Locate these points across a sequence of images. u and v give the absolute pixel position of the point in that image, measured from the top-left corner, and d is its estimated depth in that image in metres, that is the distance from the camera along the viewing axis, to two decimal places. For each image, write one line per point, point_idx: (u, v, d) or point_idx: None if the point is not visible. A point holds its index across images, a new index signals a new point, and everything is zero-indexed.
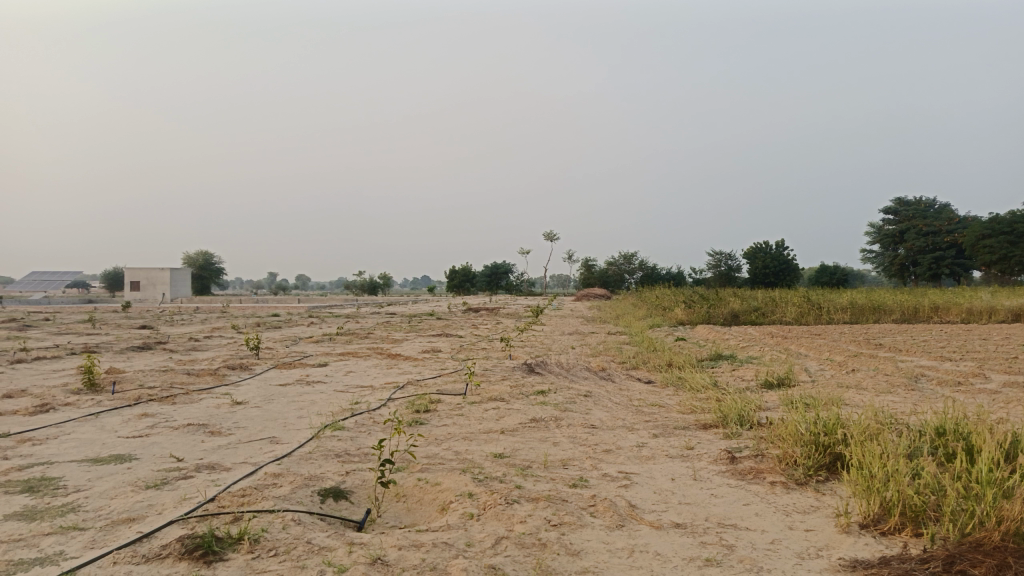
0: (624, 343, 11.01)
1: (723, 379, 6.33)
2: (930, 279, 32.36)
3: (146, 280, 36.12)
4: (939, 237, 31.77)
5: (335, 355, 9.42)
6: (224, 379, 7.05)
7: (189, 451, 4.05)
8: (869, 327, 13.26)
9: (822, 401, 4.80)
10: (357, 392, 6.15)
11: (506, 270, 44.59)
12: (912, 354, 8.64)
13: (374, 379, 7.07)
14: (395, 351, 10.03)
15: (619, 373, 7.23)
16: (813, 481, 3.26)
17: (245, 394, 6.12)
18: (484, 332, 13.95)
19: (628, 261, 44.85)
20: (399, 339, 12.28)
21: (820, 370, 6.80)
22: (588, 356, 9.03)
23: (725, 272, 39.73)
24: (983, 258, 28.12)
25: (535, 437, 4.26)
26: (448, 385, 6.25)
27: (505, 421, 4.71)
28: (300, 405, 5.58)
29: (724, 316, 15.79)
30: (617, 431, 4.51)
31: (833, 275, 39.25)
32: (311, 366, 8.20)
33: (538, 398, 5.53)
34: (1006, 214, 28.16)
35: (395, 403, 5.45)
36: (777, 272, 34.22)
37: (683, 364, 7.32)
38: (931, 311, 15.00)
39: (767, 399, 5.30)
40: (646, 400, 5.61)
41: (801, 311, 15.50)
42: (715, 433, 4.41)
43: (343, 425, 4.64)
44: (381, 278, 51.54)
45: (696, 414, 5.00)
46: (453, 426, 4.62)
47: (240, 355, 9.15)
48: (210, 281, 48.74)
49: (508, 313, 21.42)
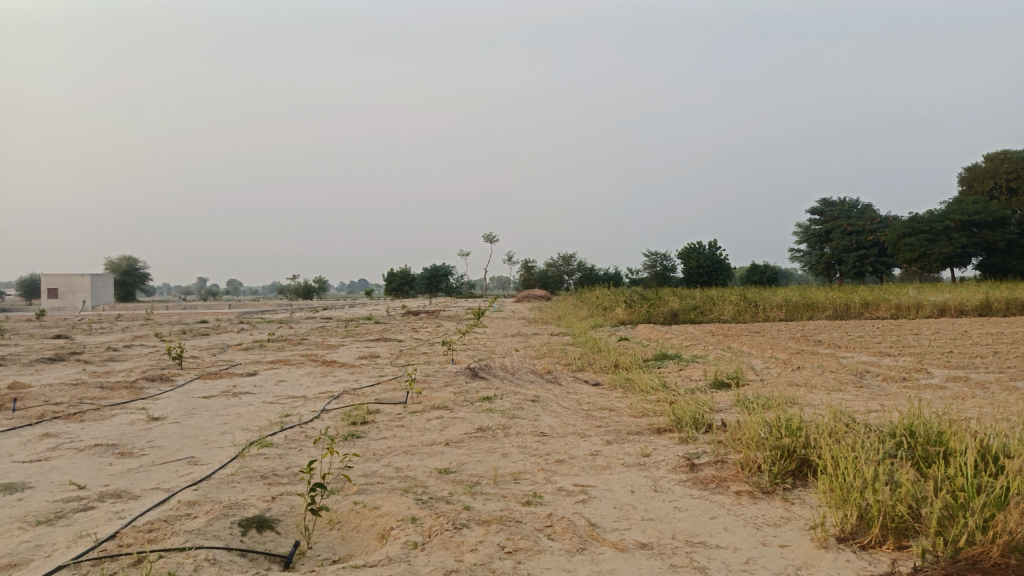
0: (567, 344, 10.82)
1: (672, 380, 6.17)
2: (855, 276, 33.47)
3: (65, 287, 34.24)
4: (863, 236, 32.91)
5: (267, 363, 8.91)
6: (141, 393, 6.50)
7: (93, 477, 3.59)
8: (805, 324, 13.44)
9: (777, 402, 4.65)
10: (288, 404, 5.73)
11: (444, 272, 44.15)
12: (852, 350, 8.69)
13: (308, 388, 6.64)
14: (331, 357, 9.58)
15: (565, 376, 7.01)
16: (781, 489, 3.07)
17: (163, 409, 5.62)
18: (424, 335, 13.57)
19: (567, 262, 44.97)
20: (335, 345, 11.78)
21: (767, 368, 6.71)
22: (532, 358, 8.79)
23: (661, 272, 40.25)
24: (904, 256, 29.20)
25: (482, 449, 3.97)
26: (387, 393, 5.89)
27: (450, 432, 4.39)
28: (225, 420, 5.13)
29: (664, 315, 15.82)
30: (569, 438, 4.26)
31: (765, 274, 40.23)
32: (239, 375, 7.68)
33: (483, 405, 5.24)
34: (924, 214, 29.33)
35: (330, 415, 5.07)
36: (711, 272, 34.85)
37: (630, 364, 7.14)
38: (862, 307, 15.35)
39: (720, 400, 5.14)
40: (595, 404, 5.38)
41: (739, 309, 15.66)
42: (670, 438, 4.19)
43: (270, 442, 4.23)
44: (317, 282, 50.28)
45: (648, 418, 4.79)
46: (393, 439, 4.27)
47: (163, 365, 8.54)
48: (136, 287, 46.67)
49: (447, 315, 21.05)
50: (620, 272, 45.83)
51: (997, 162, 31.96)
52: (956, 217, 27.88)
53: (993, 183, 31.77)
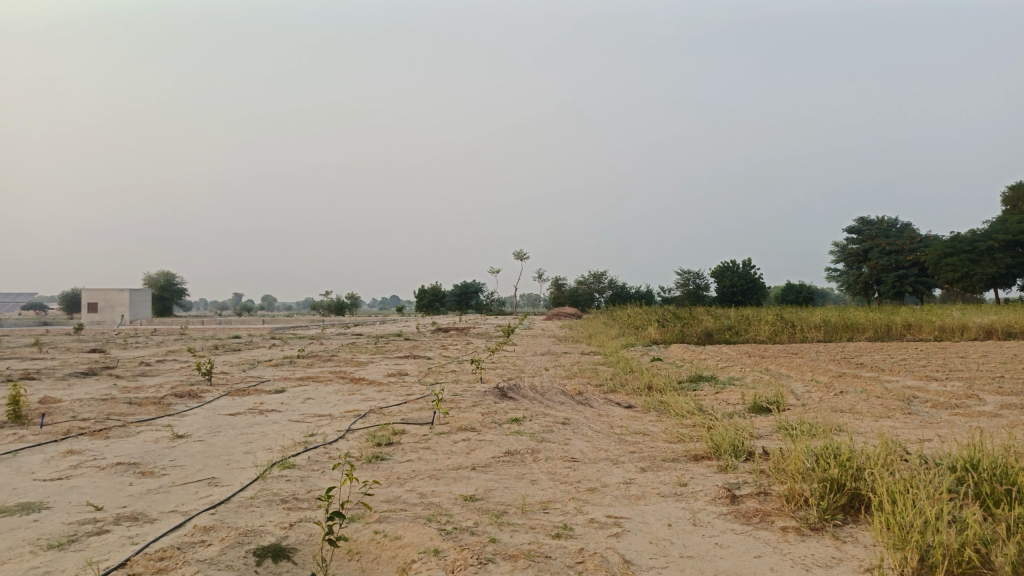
0: (599, 364, 10.61)
1: (709, 403, 5.94)
2: (894, 296, 32.65)
3: (104, 302, 34.87)
4: (902, 256, 32.12)
5: (295, 380, 8.86)
6: (169, 409, 6.46)
7: (112, 498, 3.50)
8: (844, 346, 13.03)
9: (821, 430, 4.41)
10: (314, 423, 5.63)
11: (475, 289, 44.15)
12: (896, 374, 8.35)
13: (334, 406, 6.55)
14: (359, 375, 9.49)
15: (597, 397, 6.82)
16: (831, 526, 2.86)
17: (188, 426, 5.56)
18: (454, 353, 13.47)
19: (598, 280, 44.63)
20: (364, 362, 11.72)
21: (808, 392, 6.44)
22: (563, 378, 8.61)
23: (693, 291, 39.75)
24: (946, 276, 28.39)
25: (510, 475, 3.80)
26: (414, 413, 5.76)
27: (477, 455, 4.24)
28: (249, 439, 5.05)
29: (698, 335, 15.51)
30: (601, 465, 4.07)
31: (800, 293, 39.47)
32: (267, 392, 7.62)
33: (512, 427, 5.08)
34: (967, 233, 28.52)
35: (355, 435, 4.95)
36: (745, 291, 34.29)
37: (664, 386, 6.92)
38: (903, 329, 14.87)
39: (760, 426, 4.91)
40: (628, 428, 5.19)
41: (775, 330, 15.28)
42: (708, 466, 3.98)
43: (293, 463, 4.12)
44: (349, 298, 50.65)
45: (684, 443, 4.58)
46: (418, 462, 4.13)
47: (192, 381, 8.53)
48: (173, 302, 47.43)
49: (477, 332, 20.96)
50: (652, 290, 45.37)
51: None
52: (1000, 237, 27.06)
53: None
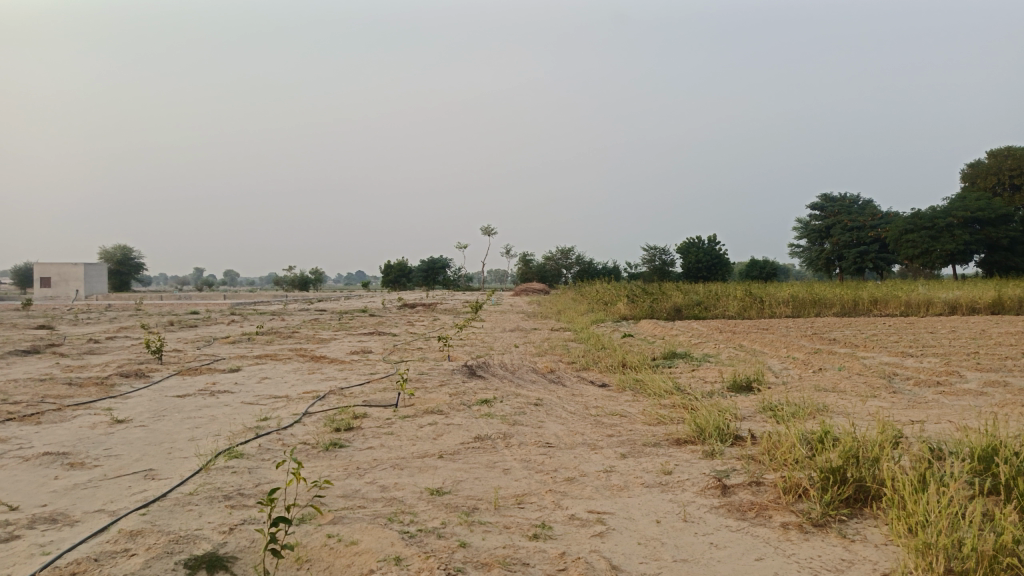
0: (569, 340, 10.34)
1: (687, 382, 5.69)
2: (856, 272, 33.02)
3: (58, 276, 33.69)
4: (864, 232, 32.42)
5: (252, 358, 8.42)
6: (111, 391, 6.00)
7: (31, 496, 3.10)
8: (814, 322, 12.96)
9: (809, 411, 4.17)
10: (269, 405, 5.24)
11: (442, 264, 43.65)
12: (871, 350, 8.22)
13: (292, 386, 6.16)
14: (320, 352, 9.08)
15: (569, 376, 6.53)
16: (836, 522, 2.60)
17: (130, 410, 5.12)
18: (420, 329, 13.10)
19: (566, 255, 44.42)
20: (326, 339, 11.29)
21: (787, 369, 6.24)
22: (533, 355, 8.31)
23: (660, 267, 39.80)
24: (906, 252, 28.68)
25: (480, 464, 3.47)
26: (377, 395, 5.39)
27: (444, 442, 3.90)
28: (196, 424, 4.64)
29: (667, 311, 15.36)
30: (578, 451, 3.77)
31: (764, 269, 39.78)
32: (220, 372, 7.19)
33: (482, 409, 4.75)
34: (927, 210, 28.78)
35: (312, 419, 4.57)
36: (710, 267, 34.40)
37: (639, 365, 6.66)
38: (870, 304, 14.89)
39: (743, 407, 4.66)
40: (604, 409, 4.90)
41: (744, 306, 15.18)
42: (692, 452, 3.71)
43: (242, 452, 3.74)
44: (313, 273, 49.78)
45: (663, 426, 4.31)
46: (380, 450, 3.79)
47: (141, 360, 8.04)
48: (130, 277, 46.10)
49: (445, 309, 20.57)
50: (619, 265, 45.37)
51: (1001, 158, 31.44)
52: (959, 214, 27.39)
53: (997, 179, 31.26)
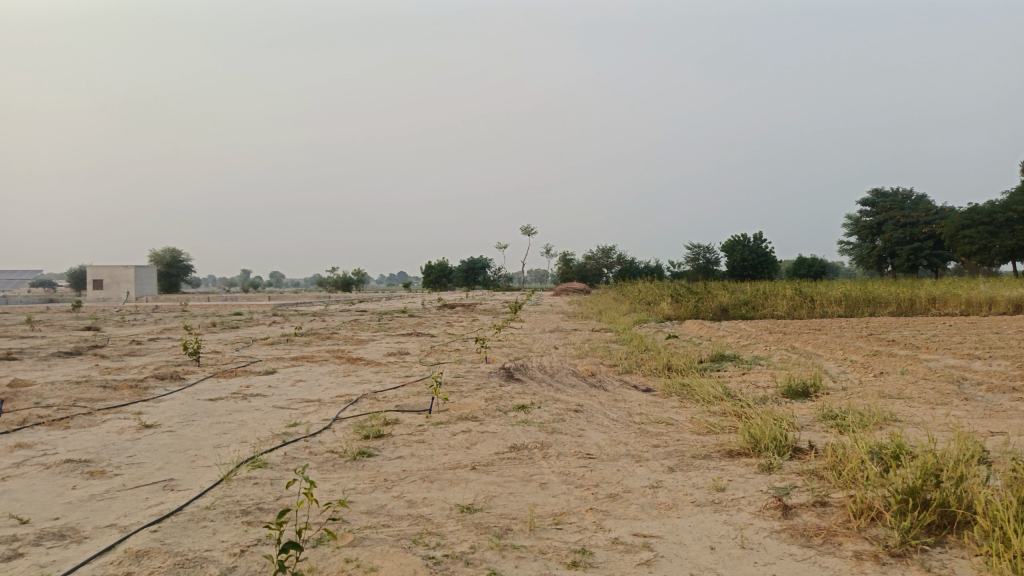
0: (611, 341, 10.03)
1: (737, 387, 5.35)
2: (908, 270, 31.87)
3: (110, 279, 34.53)
4: (917, 228, 31.24)
5: (289, 360, 8.32)
6: (145, 394, 5.92)
7: (45, 508, 2.95)
8: (868, 322, 12.39)
9: (876, 421, 3.81)
10: (300, 410, 5.07)
11: (483, 265, 43.55)
12: (934, 352, 7.73)
13: (325, 390, 6.00)
14: (357, 354, 8.95)
15: (611, 379, 6.24)
16: (918, 553, 2.28)
17: (160, 414, 5.01)
18: (459, 330, 12.92)
19: (607, 255, 43.91)
20: (364, 341, 11.17)
21: (844, 374, 5.85)
22: (574, 357, 8.04)
23: (703, 266, 39.03)
24: (963, 249, 27.53)
25: (515, 479, 3.22)
26: (410, 399, 5.18)
27: (478, 452, 3.66)
28: (224, 430, 4.49)
29: (712, 310, 14.91)
30: (621, 463, 3.49)
31: (811, 268, 38.70)
32: (255, 374, 7.08)
33: (519, 416, 4.50)
34: (986, 205, 27.59)
35: (341, 426, 4.38)
36: (755, 266, 33.58)
37: (685, 368, 6.34)
38: (928, 303, 14.22)
39: (800, 416, 4.32)
40: (649, 416, 4.61)
41: (793, 305, 14.64)
42: (747, 466, 3.40)
43: (266, 461, 3.56)
44: (355, 275, 50.18)
45: (714, 436, 4.01)
46: (410, 460, 3.57)
47: (179, 362, 8.00)
48: (179, 279, 47.09)
49: (485, 309, 20.39)
50: (661, 264, 44.68)
51: None
52: (1020, 208, 26.18)
53: None
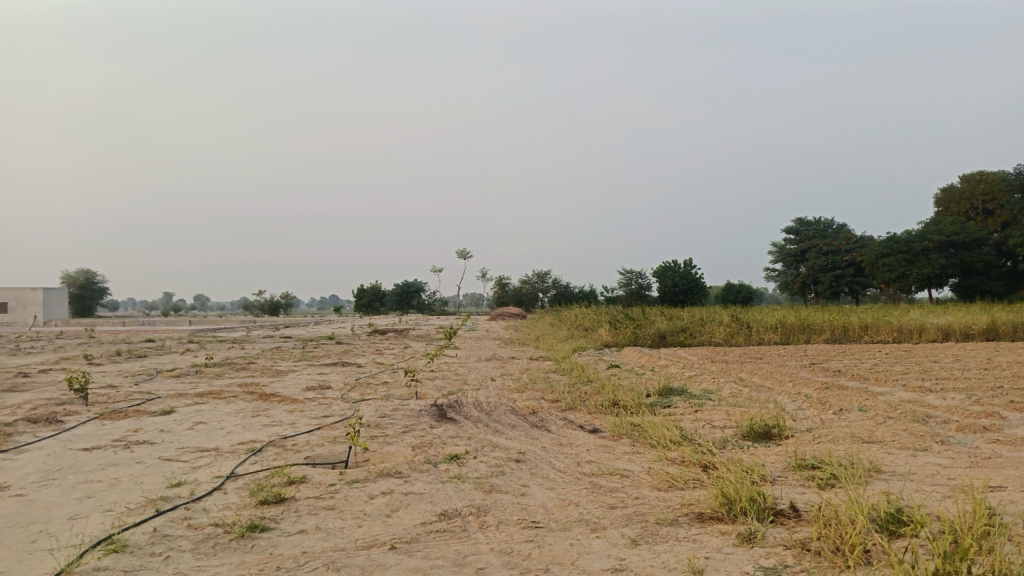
0: (550, 372, 9.46)
1: (693, 428, 4.84)
2: (832, 296, 32.66)
3: (15, 301, 32.09)
4: (839, 256, 32.07)
5: (193, 396, 7.41)
6: (5, 442, 4.97)
7: None
8: (806, 350, 12.23)
9: (861, 475, 3.33)
10: (190, 463, 4.27)
11: (416, 288, 42.58)
12: (883, 384, 7.43)
13: (228, 436, 5.19)
14: (272, 388, 8.08)
15: (554, 418, 5.65)
16: None
17: (13, 471, 4.11)
18: (388, 360, 12.13)
19: (542, 279, 43.71)
20: (283, 372, 10.28)
21: (803, 412, 5.42)
22: (511, 391, 7.43)
23: (637, 291, 39.20)
24: (882, 277, 28.31)
25: (444, 564, 2.57)
26: (324, 448, 4.46)
27: (399, 524, 2.99)
28: (89, 492, 3.66)
29: (651, 338, 14.57)
30: (574, 535, 2.89)
31: (740, 293, 39.37)
32: (148, 415, 6.18)
33: (451, 469, 3.85)
34: (903, 235, 28.51)
35: (236, 487, 3.63)
36: (686, 291, 33.82)
37: (633, 405, 5.81)
38: (861, 330, 14.23)
39: (770, 466, 3.82)
40: (600, 467, 4.03)
41: (730, 332, 14.43)
42: (723, 535, 2.84)
43: (126, 544, 2.79)
44: (284, 298, 48.40)
45: (676, 493, 3.45)
46: (313, 537, 2.87)
47: (62, 400, 6.99)
48: (93, 303, 44.39)
49: (417, 335, 19.64)
50: (595, 290, 44.77)
51: (973, 183, 31.33)
52: (934, 237, 27.08)
53: (970, 204, 31.10)
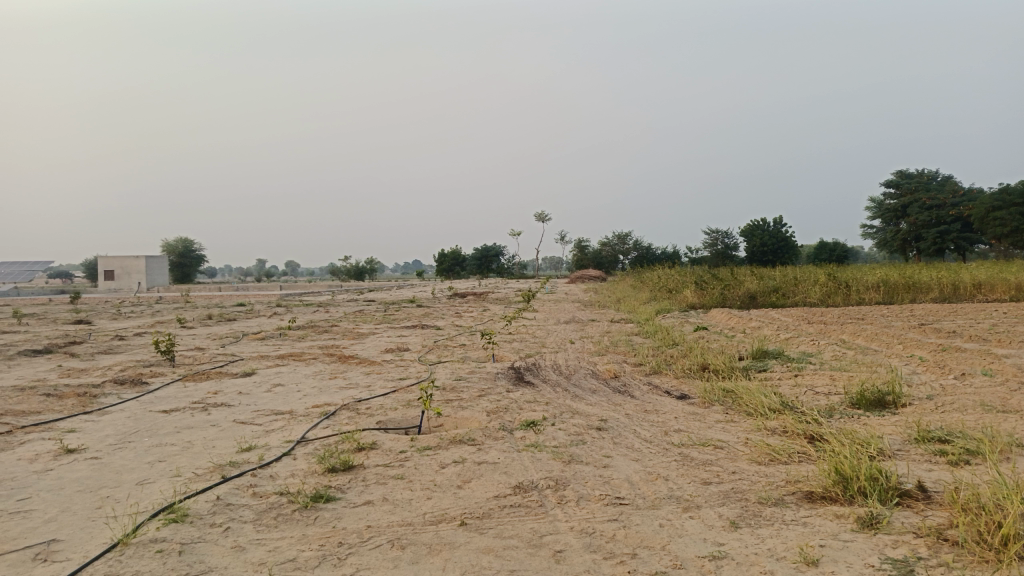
0: (633, 334, 9.07)
1: (794, 395, 4.40)
2: (935, 253, 30.55)
3: (121, 269, 33.93)
4: (943, 211, 29.87)
5: (274, 359, 7.45)
6: (90, 404, 5.04)
7: None
8: (912, 310, 11.32)
9: (1002, 451, 2.86)
10: (263, 426, 4.18)
11: (496, 252, 42.58)
12: (1007, 346, 6.68)
13: (303, 399, 5.10)
14: (350, 351, 8.04)
15: (639, 383, 5.31)
16: None
17: (92, 434, 4.12)
18: (467, 322, 12.00)
19: (623, 240, 42.84)
20: (363, 334, 10.30)
21: (919, 377, 4.88)
22: (593, 354, 7.11)
23: (723, 251, 37.85)
24: (993, 232, 26.14)
25: (518, 545, 2.31)
26: (397, 413, 4.28)
27: (471, 497, 2.75)
28: (161, 456, 3.60)
29: (740, 299, 13.88)
30: (665, 515, 2.57)
31: (834, 252, 37.47)
32: (229, 377, 6.21)
33: (528, 437, 3.59)
34: (1018, 186, 26.18)
35: (305, 453, 3.48)
36: (776, 251, 32.38)
37: (725, 369, 5.39)
38: (973, 288, 13.12)
39: (888, 439, 3.37)
40: (691, 436, 3.68)
41: (827, 292, 13.56)
42: (840, 519, 2.46)
43: (187, 513, 2.65)
44: (369, 264, 49.34)
45: (779, 468, 3.06)
46: (378, 510, 2.66)
47: (149, 363, 7.13)
48: (192, 270, 46.53)
49: (497, 298, 19.49)
50: (679, 251, 43.56)
51: None
52: None
53: None
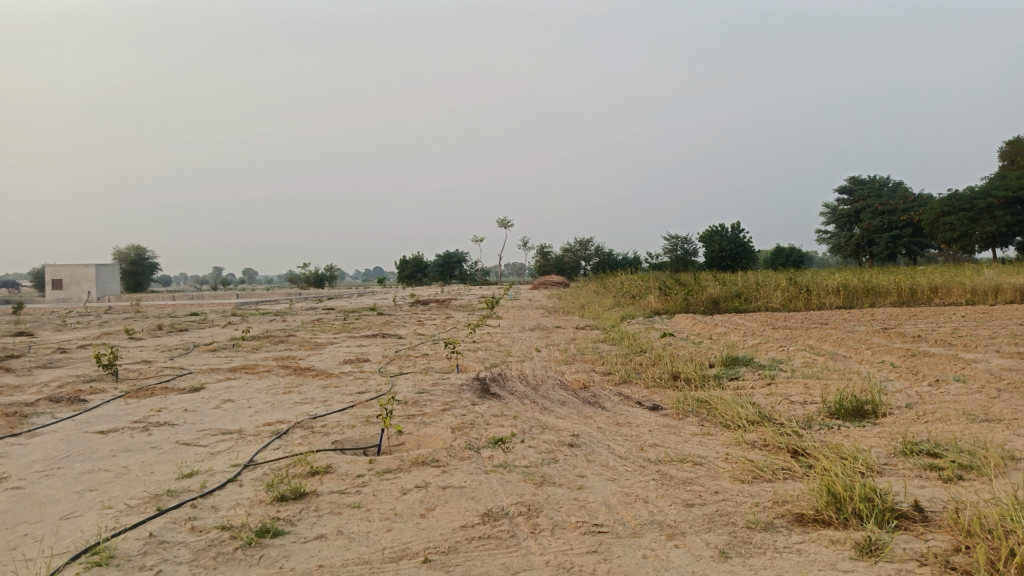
0: (599, 341, 8.89)
1: (770, 405, 4.24)
2: (887, 258, 31.17)
3: (70, 278, 32.72)
4: (895, 216, 30.49)
5: (225, 372, 7.06)
6: (19, 425, 4.64)
7: None
8: (873, 313, 11.38)
9: (996, 466, 2.72)
10: (208, 448, 3.85)
11: (458, 259, 42.28)
12: (973, 350, 6.66)
13: (254, 416, 4.77)
14: (307, 363, 7.70)
15: (609, 393, 5.11)
16: None
17: (17, 460, 3.74)
18: (429, 330, 11.69)
19: (585, 246, 42.88)
20: (321, 344, 9.94)
21: (895, 384, 4.77)
22: (559, 363, 6.90)
23: (683, 256, 38.13)
24: (943, 236, 26.71)
25: None
26: (355, 431, 4.00)
27: (435, 528, 2.50)
28: (91, 485, 3.26)
29: (703, 304, 13.84)
30: (649, 544, 2.35)
31: (791, 257, 38.04)
32: (176, 393, 5.83)
33: (496, 456, 3.35)
34: (967, 191, 26.83)
35: (252, 479, 3.18)
36: (735, 256, 32.71)
37: (697, 378, 5.22)
38: (930, 292, 13.27)
39: (873, 451, 3.22)
40: (668, 451, 3.48)
41: (788, 296, 13.60)
42: (836, 545, 2.28)
43: (113, 555, 2.34)
44: (329, 271, 48.49)
45: (765, 487, 2.88)
46: (332, 546, 2.39)
47: (90, 378, 6.69)
48: (145, 279, 45.19)
49: (460, 305, 19.20)
50: (640, 257, 43.77)
51: None
52: (1000, 193, 25.44)
53: None
